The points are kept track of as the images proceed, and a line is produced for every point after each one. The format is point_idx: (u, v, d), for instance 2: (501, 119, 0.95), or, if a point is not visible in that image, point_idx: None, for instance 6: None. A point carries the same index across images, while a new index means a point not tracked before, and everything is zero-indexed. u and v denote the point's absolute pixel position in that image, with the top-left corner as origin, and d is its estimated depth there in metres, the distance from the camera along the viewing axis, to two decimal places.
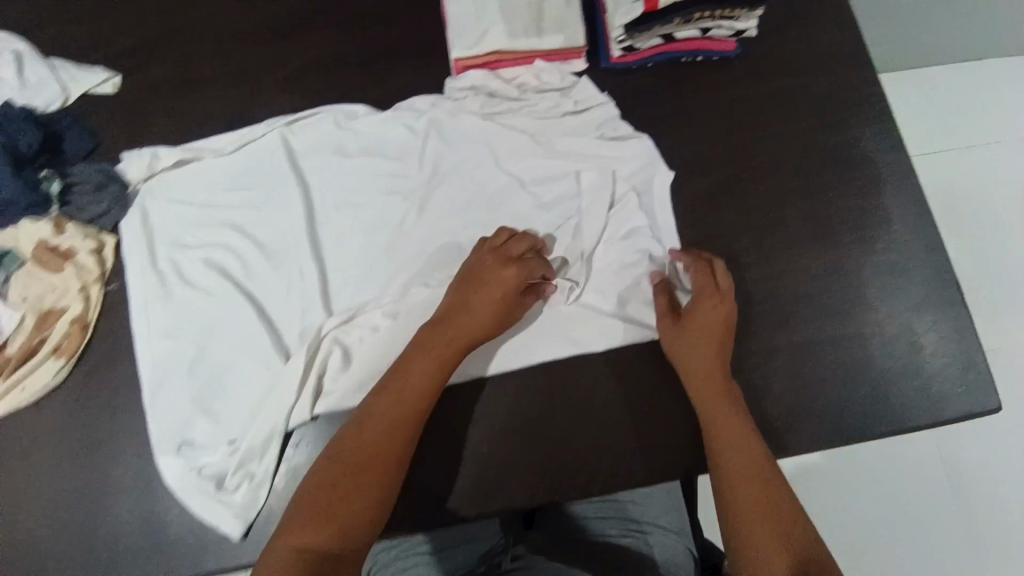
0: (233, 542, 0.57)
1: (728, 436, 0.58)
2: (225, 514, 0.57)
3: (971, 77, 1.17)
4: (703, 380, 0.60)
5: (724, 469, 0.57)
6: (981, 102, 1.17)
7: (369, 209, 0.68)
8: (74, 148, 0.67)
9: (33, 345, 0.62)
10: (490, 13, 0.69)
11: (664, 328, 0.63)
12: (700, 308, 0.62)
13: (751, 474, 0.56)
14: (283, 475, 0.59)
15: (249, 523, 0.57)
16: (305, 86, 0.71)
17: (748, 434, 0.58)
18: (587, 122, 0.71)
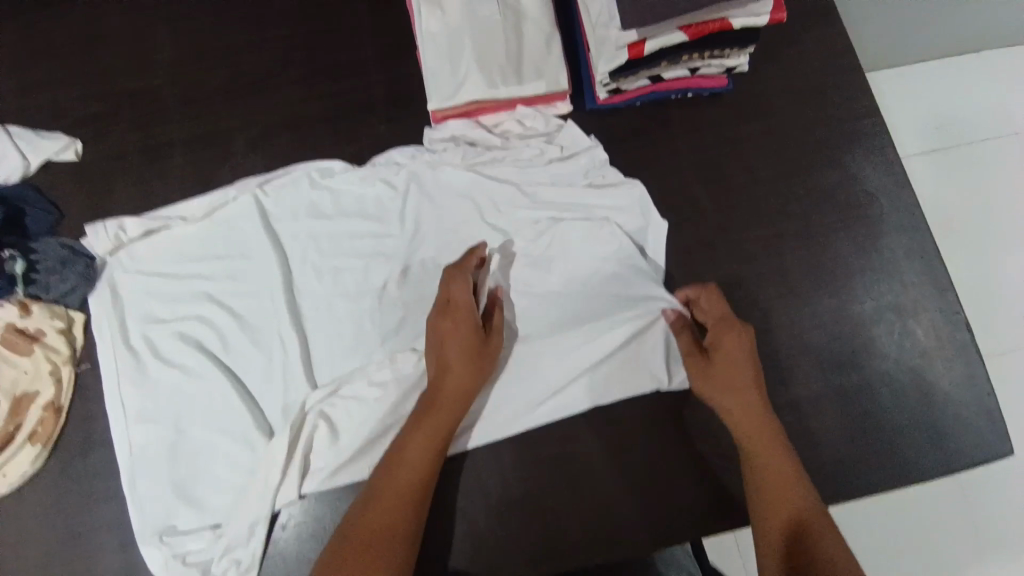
0: None
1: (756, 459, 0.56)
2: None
3: (977, 75, 1.12)
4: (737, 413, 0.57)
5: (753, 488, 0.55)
6: (989, 100, 1.12)
7: (349, 272, 0.65)
8: (36, 222, 0.64)
9: (6, 433, 0.59)
10: (465, 58, 0.65)
11: (692, 367, 0.59)
12: (725, 339, 0.59)
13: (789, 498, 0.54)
14: (272, 559, 0.58)
15: None
16: (275, 142, 0.68)
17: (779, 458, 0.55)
18: (574, 169, 0.68)
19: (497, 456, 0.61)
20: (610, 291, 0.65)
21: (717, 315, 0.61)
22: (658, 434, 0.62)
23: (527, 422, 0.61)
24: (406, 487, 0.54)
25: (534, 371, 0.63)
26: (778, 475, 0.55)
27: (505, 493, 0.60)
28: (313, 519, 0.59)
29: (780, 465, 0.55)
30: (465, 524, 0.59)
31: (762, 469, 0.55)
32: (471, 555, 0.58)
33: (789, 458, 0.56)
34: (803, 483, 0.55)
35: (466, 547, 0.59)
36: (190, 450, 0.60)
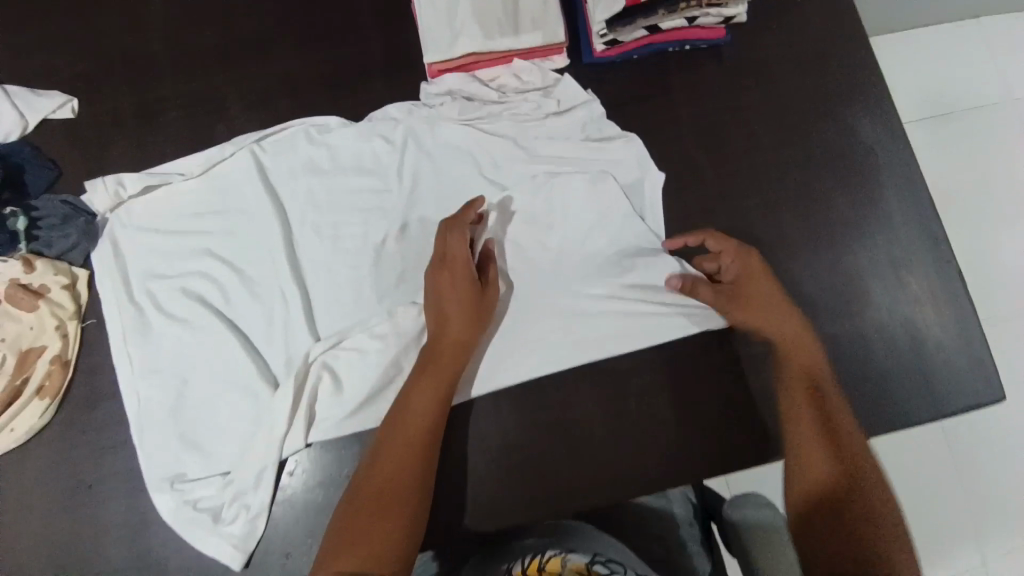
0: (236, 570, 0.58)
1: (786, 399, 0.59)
2: (224, 546, 0.57)
3: (978, 36, 1.11)
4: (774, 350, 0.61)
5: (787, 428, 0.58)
6: (990, 61, 1.11)
7: (348, 228, 0.65)
8: (35, 182, 0.65)
9: (14, 386, 0.60)
10: (461, 10, 0.65)
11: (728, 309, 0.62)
12: (748, 278, 0.62)
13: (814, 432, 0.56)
14: (281, 504, 0.60)
15: (249, 553, 0.58)
16: (271, 98, 0.68)
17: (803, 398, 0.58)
18: (571, 123, 0.68)
19: (497, 406, 0.62)
20: (606, 244, 0.66)
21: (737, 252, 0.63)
22: (654, 382, 0.63)
23: (527, 372, 0.62)
24: (411, 440, 0.55)
25: (532, 322, 0.64)
26: (802, 414, 0.57)
27: (505, 439, 0.61)
28: (320, 465, 0.61)
29: (822, 398, 0.58)
30: (466, 469, 0.61)
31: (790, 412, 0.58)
32: (472, 498, 0.60)
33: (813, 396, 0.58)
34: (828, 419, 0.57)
35: (467, 490, 0.60)
36: (196, 402, 0.61)
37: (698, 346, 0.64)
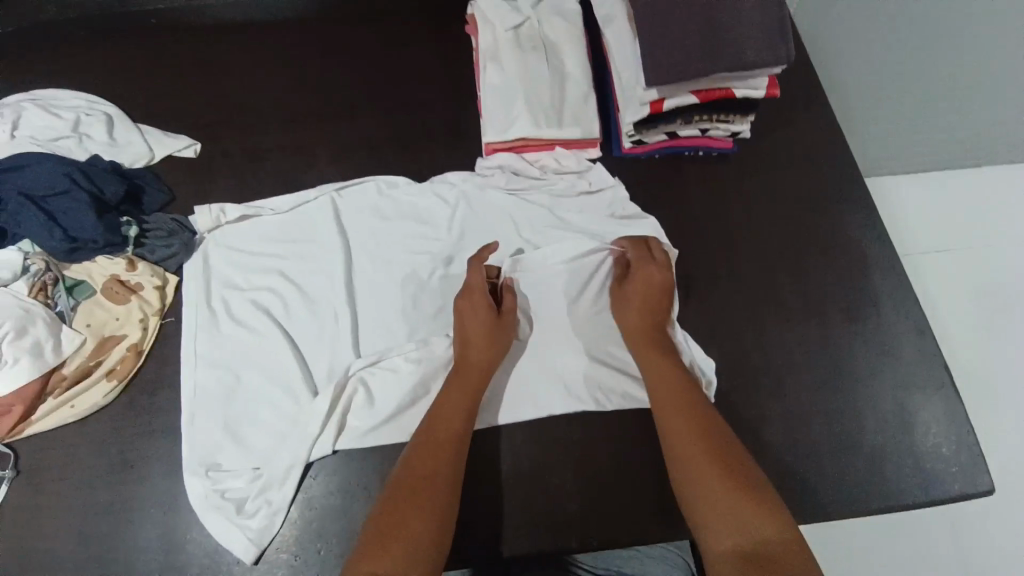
0: (246, 564, 0.61)
1: (675, 433, 0.60)
2: (240, 537, 0.61)
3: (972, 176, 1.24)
4: (659, 386, 0.64)
5: (676, 461, 0.59)
6: None
7: (400, 265, 0.76)
8: (152, 200, 0.79)
9: (88, 367, 0.68)
10: (518, 103, 0.80)
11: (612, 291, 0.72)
12: (642, 273, 0.71)
13: (700, 465, 0.56)
14: (299, 505, 0.64)
15: (261, 549, 0.61)
16: (354, 158, 0.83)
17: (694, 430, 0.59)
18: (599, 202, 0.79)
19: (512, 435, 0.68)
20: None
21: (641, 257, 0.72)
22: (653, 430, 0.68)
23: (542, 409, 0.68)
24: (444, 441, 0.60)
25: (548, 362, 0.71)
26: (688, 448, 0.58)
27: (515, 467, 0.67)
28: (343, 472, 0.65)
29: (683, 396, 0.62)
30: (478, 492, 0.65)
31: (675, 446, 0.59)
32: (480, 521, 0.64)
33: (698, 425, 0.60)
34: (717, 450, 0.57)
35: (477, 510, 0.64)
36: (241, 400, 0.68)
37: None
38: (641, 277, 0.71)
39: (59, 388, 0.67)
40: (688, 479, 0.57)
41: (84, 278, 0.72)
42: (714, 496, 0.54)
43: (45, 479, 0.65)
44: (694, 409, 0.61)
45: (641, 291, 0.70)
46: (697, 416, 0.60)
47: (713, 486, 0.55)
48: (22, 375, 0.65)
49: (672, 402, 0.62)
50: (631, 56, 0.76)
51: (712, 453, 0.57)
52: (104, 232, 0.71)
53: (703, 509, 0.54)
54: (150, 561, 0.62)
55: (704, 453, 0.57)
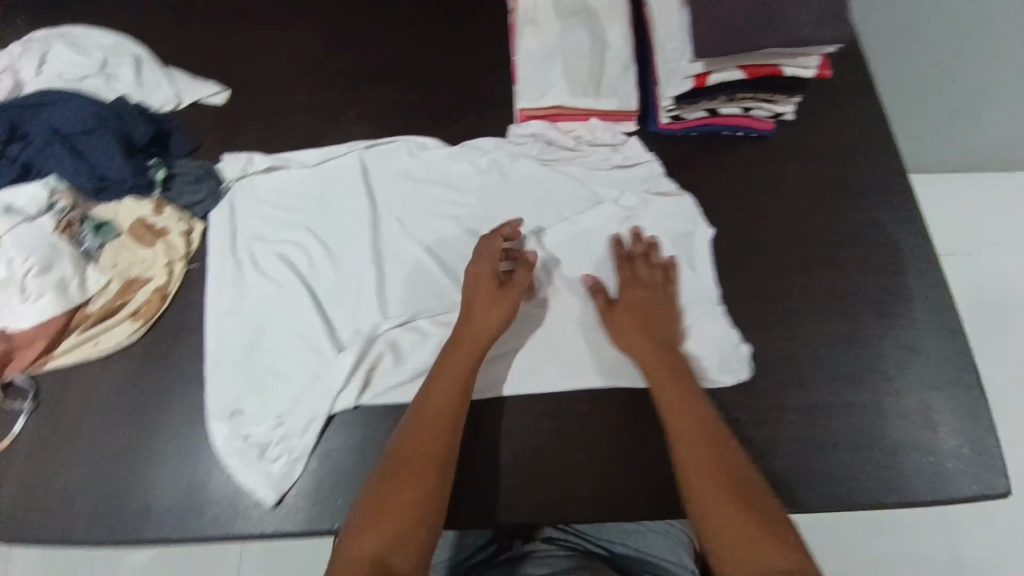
0: (266, 508, 0.62)
1: (692, 462, 0.59)
2: (261, 480, 0.62)
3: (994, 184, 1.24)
4: (676, 416, 0.61)
5: (693, 490, 0.58)
6: None
7: (431, 227, 0.75)
8: (179, 145, 0.78)
9: (112, 308, 0.69)
10: (556, 70, 0.78)
11: (602, 311, 0.69)
12: (631, 292, 0.70)
13: (720, 499, 0.56)
14: (321, 457, 0.64)
15: (282, 493, 0.62)
16: (384, 118, 0.81)
17: (713, 461, 0.58)
18: (634, 176, 0.78)
19: (524, 404, 0.67)
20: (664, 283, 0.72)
21: (630, 273, 0.71)
22: None
23: (560, 383, 0.68)
24: (439, 415, 0.60)
25: (569, 335, 0.70)
26: (705, 480, 0.58)
27: (527, 440, 0.66)
28: (360, 430, 0.65)
29: (686, 403, 0.62)
30: (492, 461, 0.65)
31: (692, 476, 0.58)
32: (493, 490, 0.64)
33: (718, 457, 0.59)
34: (734, 483, 0.57)
35: (489, 477, 0.65)
36: (261, 354, 0.68)
37: (718, 388, 0.69)
38: (629, 295, 0.69)
39: (83, 325, 0.68)
40: (704, 509, 0.57)
41: (110, 219, 0.72)
42: (712, 513, 0.56)
43: (67, 412, 0.66)
44: (706, 431, 0.60)
45: (632, 310, 0.68)
46: (716, 445, 0.59)
47: (731, 520, 0.55)
48: (47, 310, 0.66)
49: (688, 433, 0.60)
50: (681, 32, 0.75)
51: (712, 465, 0.58)
52: (132, 173, 0.72)
53: (720, 539, 0.55)
54: (167, 502, 0.63)
55: (717, 482, 0.57)
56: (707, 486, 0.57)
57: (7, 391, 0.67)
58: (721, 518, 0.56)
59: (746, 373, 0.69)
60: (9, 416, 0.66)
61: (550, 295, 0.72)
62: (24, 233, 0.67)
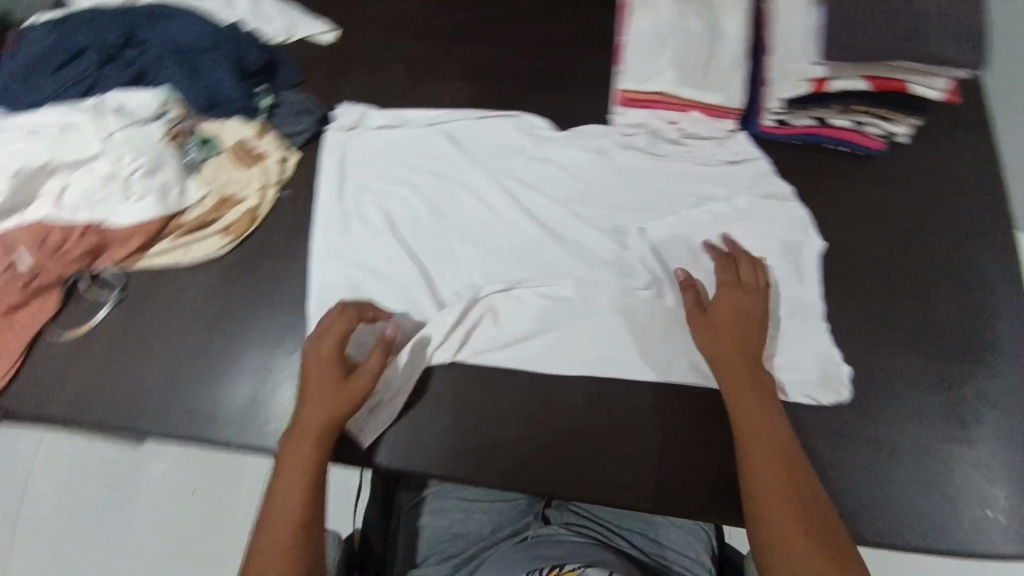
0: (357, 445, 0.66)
1: (760, 469, 0.58)
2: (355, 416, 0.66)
3: None
4: (748, 418, 0.61)
5: (754, 496, 0.57)
6: None
7: (541, 203, 0.75)
8: (285, 77, 0.80)
9: (206, 220, 0.72)
10: (666, 54, 0.76)
11: (690, 310, 0.67)
12: (724, 296, 0.67)
13: (781, 506, 0.56)
14: (412, 403, 0.67)
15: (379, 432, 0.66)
16: (484, 77, 0.81)
17: (780, 469, 0.58)
18: (744, 172, 0.75)
19: (586, 384, 0.68)
20: None
21: (728, 276, 0.69)
22: None
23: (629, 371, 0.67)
24: (295, 501, 0.59)
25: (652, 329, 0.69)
26: (769, 486, 0.57)
27: (584, 418, 0.67)
28: (443, 387, 0.68)
29: (761, 407, 0.61)
30: (550, 433, 0.66)
31: (754, 481, 0.58)
32: (536, 459, 0.65)
33: (787, 464, 0.58)
34: (799, 491, 0.57)
35: (535, 445, 0.66)
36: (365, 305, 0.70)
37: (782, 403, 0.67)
38: (720, 296, 0.67)
39: (177, 233, 0.71)
40: (762, 518, 0.56)
41: (214, 136, 0.75)
42: (772, 513, 0.56)
43: (152, 311, 0.70)
44: (778, 440, 0.59)
45: (721, 313, 0.66)
46: (784, 452, 0.59)
47: (791, 531, 0.55)
48: (147, 211, 0.69)
49: (756, 441, 0.60)
50: (808, 48, 0.75)
51: (781, 467, 0.58)
52: (242, 96, 0.76)
53: (773, 549, 0.55)
54: (234, 410, 0.66)
55: (779, 492, 0.57)
56: (773, 484, 0.57)
57: (95, 281, 0.70)
58: (778, 527, 0.55)
59: (845, 393, 0.67)
60: (95, 305, 0.70)
61: (654, 291, 0.70)
62: (137, 135, 0.70)
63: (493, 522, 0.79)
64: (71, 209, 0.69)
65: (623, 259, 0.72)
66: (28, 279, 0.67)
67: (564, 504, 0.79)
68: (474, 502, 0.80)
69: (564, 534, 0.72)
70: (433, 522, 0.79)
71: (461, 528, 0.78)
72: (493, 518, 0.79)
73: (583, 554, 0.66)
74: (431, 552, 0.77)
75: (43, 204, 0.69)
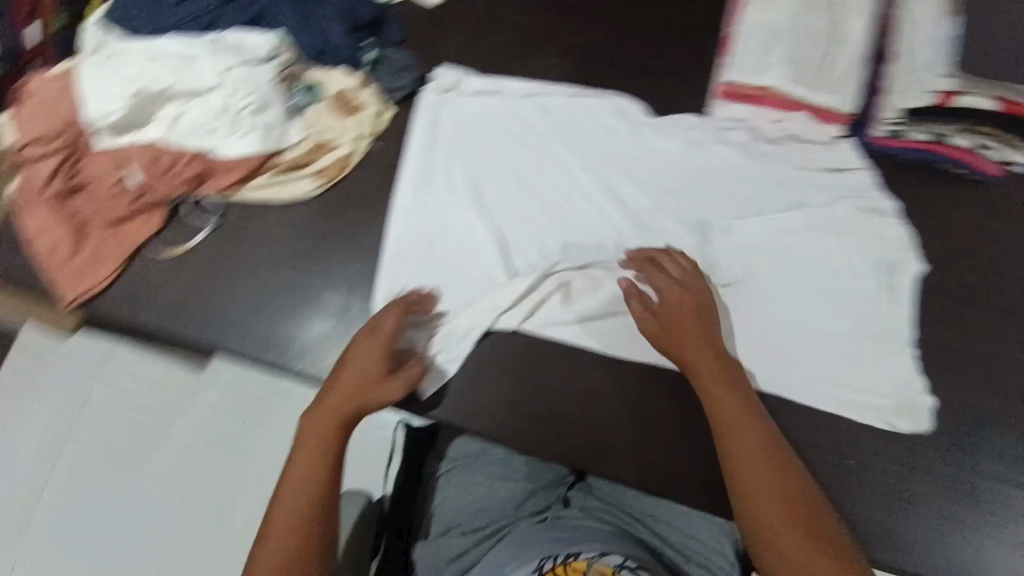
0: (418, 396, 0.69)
1: (750, 474, 0.55)
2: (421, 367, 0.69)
3: None
4: (722, 423, 0.59)
5: (750, 501, 0.54)
6: None
7: (625, 187, 0.74)
8: (392, 35, 0.81)
9: (301, 162, 0.75)
10: (778, 51, 0.75)
11: (643, 318, 0.65)
12: (682, 296, 0.65)
13: (780, 508, 0.53)
14: (474, 364, 0.70)
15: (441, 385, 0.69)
16: (583, 52, 0.80)
17: (769, 470, 0.55)
18: (845, 182, 0.71)
19: (648, 373, 0.68)
20: (834, 303, 0.67)
21: (689, 274, 0.67)
22: (802, 429, 0.64)
23: None
24: (313, 476, 0.57)
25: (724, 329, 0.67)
26: (765, 490, 0.54)
27: (641, 405, 0.67)
28: (506, 353, 0.70)
29: (743, 411, 0.59)
30: (605, 413, 0.67)
31: (745, 485, 0.55)
32: (589, 436, 0.67)
33: (775, 464, 0.56)
34: (796, 492, 0.54)
35: (589, 423, 0.67)
36: (438, 262, 0.72)
37: (850, 424, 0.64)
38: (674, 297, 0.65)
39: (274, 171, 0.75)
40: (761, 524, 0.53)
41: (319, 83, 0.77)
42: (772, 523, 0.53)
43: (244, 242, 0.74)
44: (762, 441, 0.57)
45: (679, 317, 0.64)
46: (771, 451, 0.56)
47: (795, 535, 0.52)
48: (252, 146, 0.73)
49: (735, 446, 0.57)
50: (937, 63, 0.73)
51: (770, 472, 0.55)
52: (348, 48, 0.77)
53: (778, 556, 0.51)
54: (307, 342, 0.71)
55: (776, 496, 0.54)
56: (770, 491, 0.54)
57: (196, 206, 0.75)
58: (778, 531, 0.52)
59: (923, 427, 0.63)
60: (193, 229, 0.74)
61: (732, 288, 0.69)
62: (250, 74, 0.74)
63: (519, 498, 0.64)
64: (181, 136, 0.73)
65: (702, 255, 0.70)
66: (139, 195, 0.72)
67: None
68: (501, 475, 0.66)
69: None
70: (452, 493, 0.66)
71: (486, 502, 0.65)
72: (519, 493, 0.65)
73: (598, 535, 0.57)
74: (450, 523, 0.64)
75: (158, 128, 0.73)
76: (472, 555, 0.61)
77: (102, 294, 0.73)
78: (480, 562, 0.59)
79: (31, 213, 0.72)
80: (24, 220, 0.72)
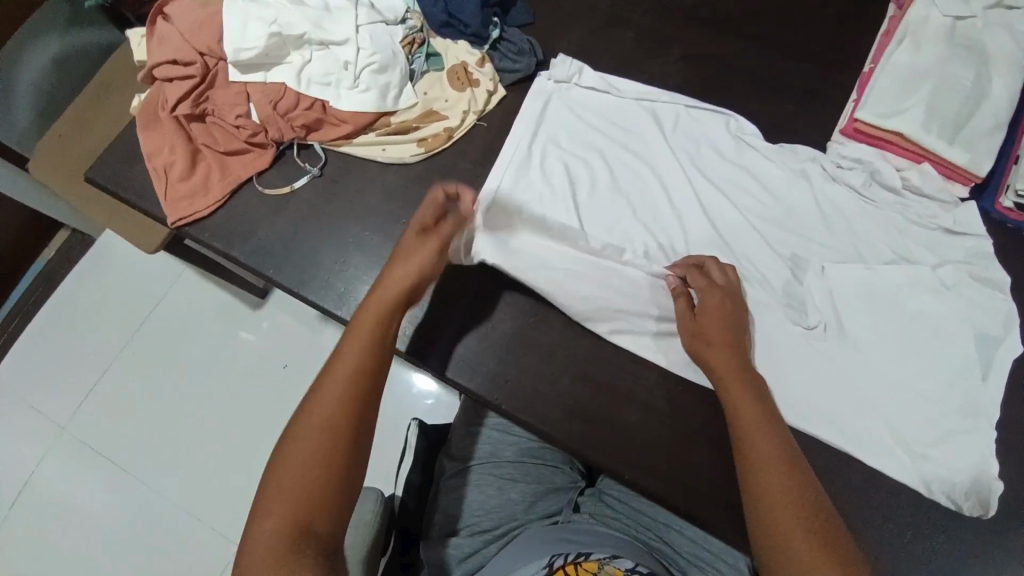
0: (477, 373, 0.68)
1: (769, 490, 0.55)
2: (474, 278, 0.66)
3: None
4: (744, 435, 0.58)
5: (767, 514, 0.54)
6: None
7: (725, 206, 0.73)
8: (518, 16, 0.82)
9: (411, 126, 0.77)
10: (921, 94, 0.70)
11: (682, 321, 0.65)
12: (719, 304, 0.64)
13: (796, 523, 0.53)
14: (532, 358, 0.68)
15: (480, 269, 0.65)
16: (705, 67, 0.79)
17: (790, 486, 0.55)
18: (956, 246, 0.69)
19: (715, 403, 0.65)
20: (923, 367, 0.64)
21: (729, 283, 0.66)
22: (864, 489, 0.62)
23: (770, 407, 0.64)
24: (335, 422, 0.58)
25: (800, 371, 0.65)
26: (783, 506, 0.54)
27: (703, 434, 0.65)
28: (571, 352, 0.68)
29: (767, 426, 0.58)
30: (664, 435, 0.65)
31: (765, 499, 0.55)
32: (642, 455, 0.64)
33: (796, 483, 0.55)
34: (815, 510, 0.54)
35: (646, 441, 0.65)
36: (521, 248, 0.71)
37: (916, 497, 0.61)
38: (712, 303, 0.64)
39: (382, 130, 0.77)
40: (776, 539, 0.53)
41: (440, 54, 0.80)
42: (788, 538, 0.53)
43: (338, 194, 0.76)
44: (783, 457, 0.56)
45: (716, 322, 0.63)
46: (793, 467, 0.56)
47: (810, 554, 0.52)
48: (367, 104, 0.76)
49: (754, 459, 0.57)
50: None
51: (789, 489, 0.55)
52: (479, 24, 0.78)
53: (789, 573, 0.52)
54: None
55: (794, 514, 0.54)
56: (786, 507, 0.54)
57: (302, 152, 0.77)
58: (793, 548, 0.52)
59: (990, 513, 0.60)
60: (295, 173, 0.76)
61: (819, 331, 0.66)
62: (380, 32, 0.77)
63: (527, 502, 0.78)
64: (306, 80, 0.76)
65: (791, 291, 0.69)
66: (253, 131, 0.75)
67: (600, 494, 0.80)
68: (509, 482, 0.80)
69: (591, 524, 0.73)
70: (465, 495, 0.80)
71: (493, 505, 0.78)
72: (525, 498, 0.79)
73: (608, 543, 0.68)
74: (461, 524, 0.78)
75: (286, 70, 0.76)
76: (479, 556, 0.74)
77: (202, 221, 0.75)
78: (496, 547, 0.74)
79: (154, 130, 0.76)
80: (147, 135, 0.76)
